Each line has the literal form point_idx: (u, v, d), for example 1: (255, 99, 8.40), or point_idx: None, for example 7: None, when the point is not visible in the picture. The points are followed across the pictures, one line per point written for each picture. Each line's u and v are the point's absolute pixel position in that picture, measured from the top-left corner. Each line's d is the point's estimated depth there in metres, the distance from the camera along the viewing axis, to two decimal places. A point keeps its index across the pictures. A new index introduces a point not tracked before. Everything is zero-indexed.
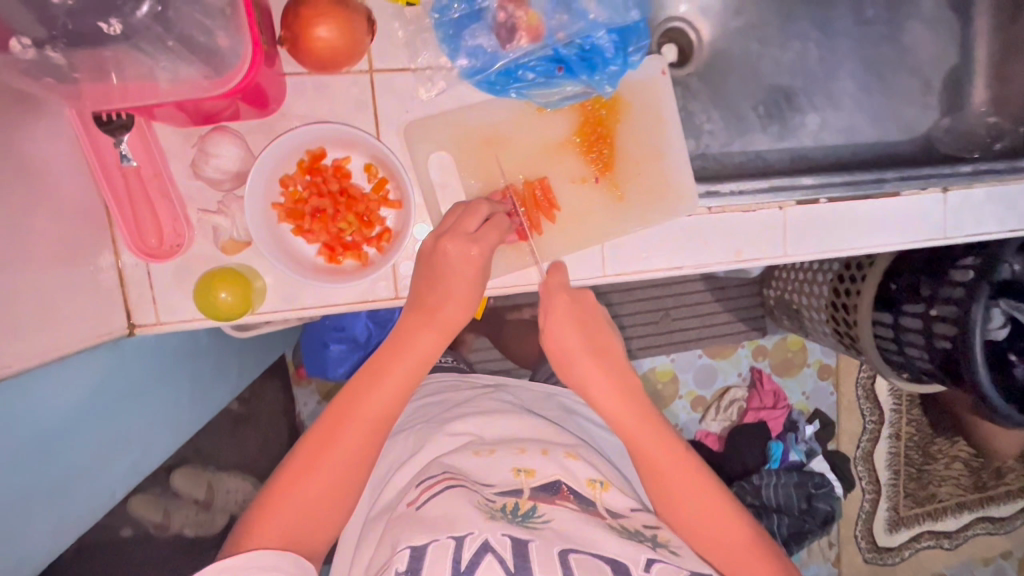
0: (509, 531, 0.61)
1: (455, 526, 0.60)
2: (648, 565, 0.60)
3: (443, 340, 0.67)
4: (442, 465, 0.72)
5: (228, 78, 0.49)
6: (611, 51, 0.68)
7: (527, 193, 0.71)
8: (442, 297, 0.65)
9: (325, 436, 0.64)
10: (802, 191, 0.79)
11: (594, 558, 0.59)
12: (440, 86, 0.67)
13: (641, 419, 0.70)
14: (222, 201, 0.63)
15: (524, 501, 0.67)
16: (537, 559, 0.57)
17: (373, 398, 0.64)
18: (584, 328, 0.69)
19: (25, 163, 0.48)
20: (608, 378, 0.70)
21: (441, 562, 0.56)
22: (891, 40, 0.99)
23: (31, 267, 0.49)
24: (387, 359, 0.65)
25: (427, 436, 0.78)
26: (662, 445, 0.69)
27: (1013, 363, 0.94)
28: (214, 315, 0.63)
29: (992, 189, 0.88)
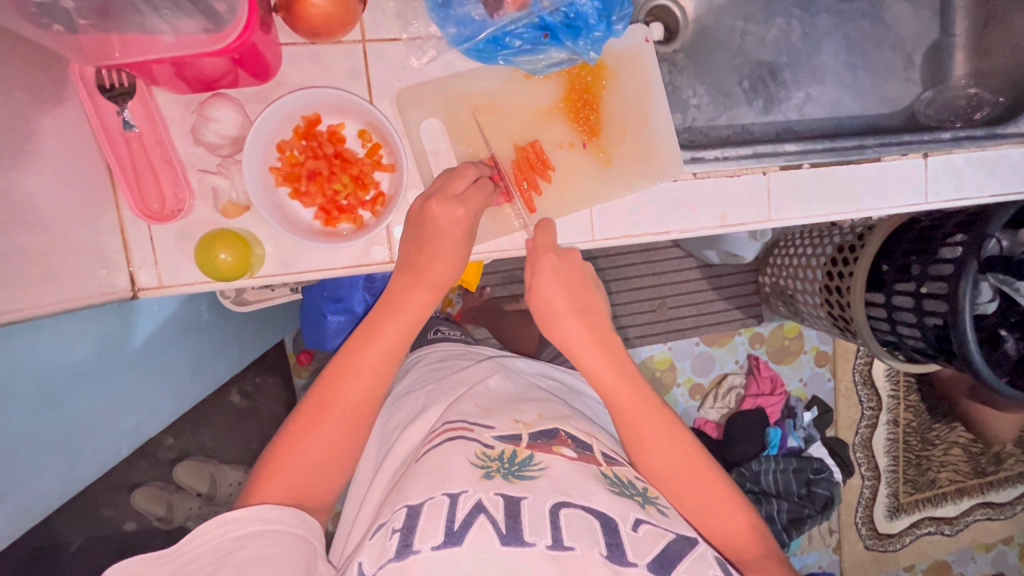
0: (502, 489, 0.62)
1: (448, 483, 0.61)
2: (636, 525, 0.61)
3: (435, 297, 0.69)
4: (448, 417, 0.73)
5: (225, 34, 0.51)
6: (595, 17, 0.70)
7: (521, 157, 0.73)
8: (436, 252, 0.67)
9: (323, 396, 0.66)
10: (785, 157, 0.80)
11: (586, 514, 0.60)
12: (431, 54, 0.69)
13: (625, 385, 0.72)
14: (221, 164, 0.65)
15: (521, 450, 0.67)
16: (528, 520, 0.59)
17: (364, 355, 0.67)
18: (571, 290, 0.72)
19: (34, 117, 0.51)
20: (597, 351, 0.72)
21: (434, 520, 0.57)
22: (873, 16, 1.01)
23: (36, 214, 0.51)
24: (381, 318, 0.68)
25: (434, 396, 0.81)
26: (647, 411, 0.71)
27: (1003, 337, 0.96)
28: (215, 278, 0.66)
29: (972, 155, 0.90)
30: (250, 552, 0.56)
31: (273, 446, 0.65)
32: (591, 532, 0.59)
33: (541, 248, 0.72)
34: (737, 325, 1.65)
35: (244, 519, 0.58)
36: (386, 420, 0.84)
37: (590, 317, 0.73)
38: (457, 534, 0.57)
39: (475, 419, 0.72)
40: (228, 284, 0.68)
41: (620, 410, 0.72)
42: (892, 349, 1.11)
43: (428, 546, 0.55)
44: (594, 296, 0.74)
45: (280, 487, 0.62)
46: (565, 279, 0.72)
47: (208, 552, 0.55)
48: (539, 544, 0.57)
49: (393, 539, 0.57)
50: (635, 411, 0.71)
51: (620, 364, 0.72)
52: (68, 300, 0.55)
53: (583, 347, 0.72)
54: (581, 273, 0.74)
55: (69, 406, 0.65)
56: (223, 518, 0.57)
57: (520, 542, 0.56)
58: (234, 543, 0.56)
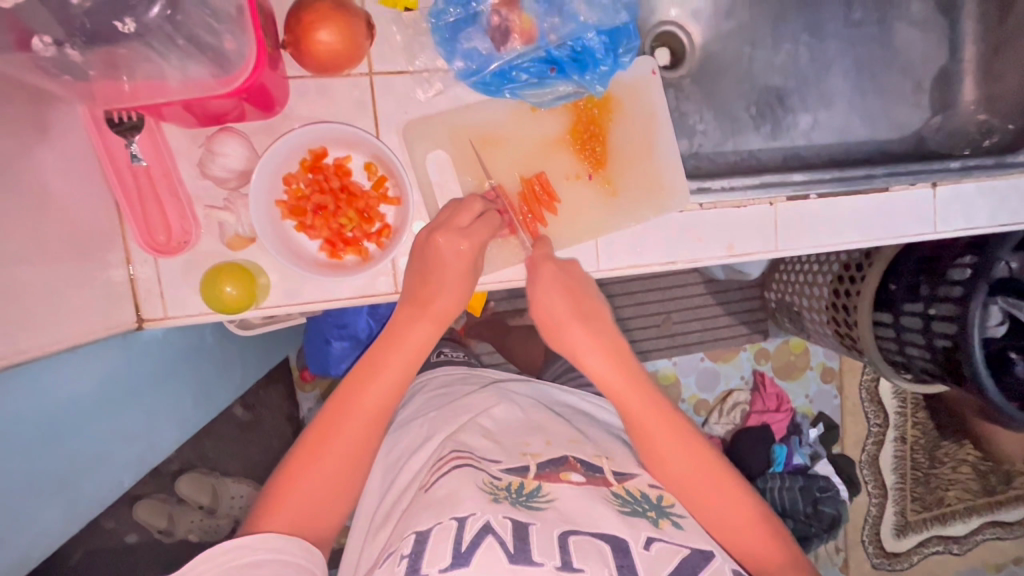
0: (511, 514, 0.61)
1: (457, 507, 0.61)
2: (648, 542, 0.61)
3: (439, 330, 0.70)
4: (453, 446, 0.73)
5: (234, 77, 0.51)
6: (602, 52, 0.70)
7: (527, 189, 0.73)
8: (441, 281, 0.67)
9: (326, 426, 0.66)
10: (793, 187, 0.80)
11: (594, 539, 0.60)
12: (438, 87, 0.69)
13: (636, 394, 0.72)
14: (228, 198, 0.65)
15: (530, 481, 0.67)
16: (537, 542, 0.58)
17: (369, 387, 0.67)
18: (574, 298, 0.72)
19: (44, 158, 0.51)
20: (603, 357, 0.72)
21: (442, 544, 0.57)
22: (881, 41, 1.01)
23: (42, 250, 0.50)
24: (385, 349, 0.68)
25: (439, 421, 0.80)
26: (658, 416, 0.71)
27: (1014, 360, 0.94)
28: (219, 310, 0.66)
29: (981, 184, 0.89)
30: None
31: (275, 476, 0.65)
32: (601, 556, 0.58)
33: (538, 263, 0.72)
34: (743, 341, 1.64)
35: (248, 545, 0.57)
36: (389, 448, 0.84)
37: (595, 324, 0.73)
38: (465, 555, 0.56)
39: (482, 453, 0.72)
40: (235, 316, 0.68)
41: (629, 416, 0.72)
42: (900, 369, 1.10)
43: (434, 570, 0.54)
44: (596, 301, 0.74)
45: (282, 518, 0.62)
46: (566, 287, 0.72)
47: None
48: (549, 564, 0.56)
49: (401, 564, 0.56)
50: (649, 419, 0.71)
51: (629, 371, 0.73)
52: (75, 338, 0.55)
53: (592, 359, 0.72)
54: (584, 285, 0.74)
55: (77, 437, 0.65)
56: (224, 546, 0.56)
57: (529, 562, 0.56)
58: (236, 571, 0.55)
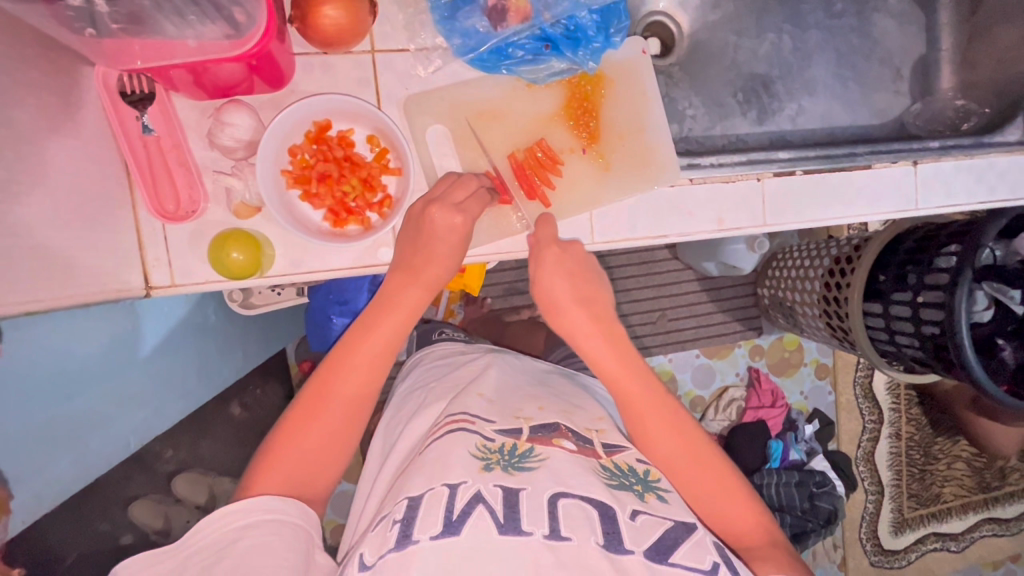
0: (500, 481, 0.62)
1: (448, 474, 0.63)
2: (633, 514, 0.62)
3: (427, 295, 0.71)
4: (451, 409, 0.75)
5: (245, 40, 0.54)
6: (594, 29, 0.73)
7: (529, 156, 0.76)
8: (432, 255, 0.70)
9: (320, 388, 0.67)
10: (779, 163, 0.85)
11: (583, 503, 0.61)
12: (437, 64, 0.72)
13: (630, 375, 0.73)
14: (235, 166, 0.68)
15: (522, 443, 0.69)
16: (525, 510, 0.59)
17: (358, 348, 0.68)
18: (575, 281, 0.75)
19: (58, 117, 0.53)
20: (601, 338, 0.74)
21: (433, 511, 0.58)
22: (862, 31, 1.05)
23: (52, 204, 0.52)
24: (378, 313, 0.69)
25: (439, 394, 0.83)
26: (652, 399, 0.73)
27: (1000, 346, 0.97)
28: (227, 275, 0.68)
29: (959, 162, 0.92)
30: (251, 543, 0.56)
31: (267, 442, 0.66)
32: (587, 521, 0.59)
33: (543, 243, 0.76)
34: (738, 337, 1.66)
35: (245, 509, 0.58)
36: (393, 415, 0.87)
37: (594, 307, 0.75)
38: (456, 523, 0.57)
39: (478, 412, 0.74)
40: (241, 283, 0.70)
41: (621, 396, 0.73)
42: (892, 359, 1.12)
43: (427, 536, 0.56)
44: (596, 285, 0.76)
45: (274, 480, 0.63)
46: (565, 270, 0.75)
47: (210, 542, 0.56)
48: (537, 533, 0.57)
49: (393, 529, 0.58)
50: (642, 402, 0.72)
51: (625, 353, 0.74)
52: (82, 295, 0.56)
53: (588, 337, 0.74)
54: (583, 265, 0.76)
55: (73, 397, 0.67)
56: (224, 509, 0.58)
57: (517, 532, 0.57)
58: (236, 532, 0.57)
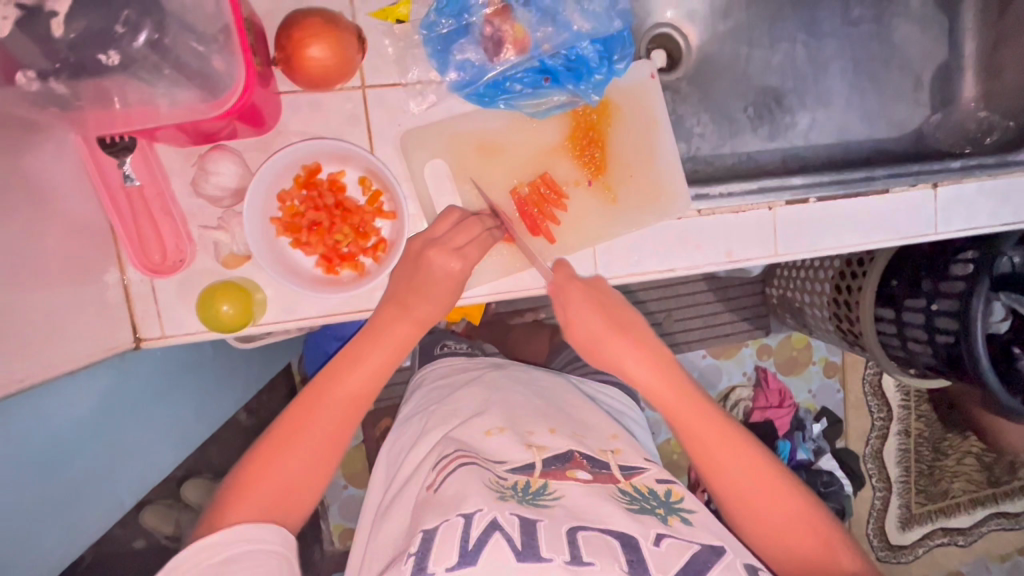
0: (517, 510, 0.61)
1: (464, 503, 0.61)
2: (658, 540, 0.60)
3: (418, 332, 0.68)
4: (453, 445, 0.74)
5: (222, 101, 0.51)
6: (596, 60, 0.69)
7: (533, 192, 0.73)
8: (424, 292, 0.67)
9: (300, 419, 0.64)
10: (793, 191, 0.80)
11: (603, 534, 0.60)
12: (431, 99, 0.69)
13: (684, 402, 0.68)
14: (222, 217, 0.65)
15: (536, 479, 0.67)
16: (544, 538, 0.57)
17: (345, 379, 0.66)
18: (605, 312, 0.70)
19: (36, 185, 0.50)
20: (648, 364, 0.69)
21: (448, 542, 0.57)
22: (880, 38, 1.00)
23: (34, 275, 0.50)
24: (364, 345, 0.67)
25: (441, 417, 0.82)
26: (711, 425, 0.68)
27: (1017, 356, 0.92)
28: (216, 328, 0.66)
29: (982, 184, 0.88)
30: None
31: (247, 459, 0.63)
32: (610, 551, 0.58)
33: (562, 284, 0.71)
34: (745, 337, 1.63)
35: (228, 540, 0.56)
36: (396, 439, 0.86)
37: (634, 335, 0.71)
38: (472, 553, 0.55)
39: (484, 452, 0.72)
40: (231, 334, 0.67)
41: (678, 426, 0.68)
42: (904, 365, 1.08)
43: (442, 568, 0.54)
44: (627, 313, 0.72)
45: (256, 500, 0.60)
46: (596, 303, 0.70)
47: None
48: (557, 559, 0.55)
49: (408, 564, 0.56)
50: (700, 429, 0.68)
51: (674, 381, 0.69)
52: (73, 360, 0.55)
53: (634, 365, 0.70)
54: (609, 297, 0.72)
55: (74, 461, 0.63)
56: (205, 542, 0.55)
57: (537, 558, 0.55)
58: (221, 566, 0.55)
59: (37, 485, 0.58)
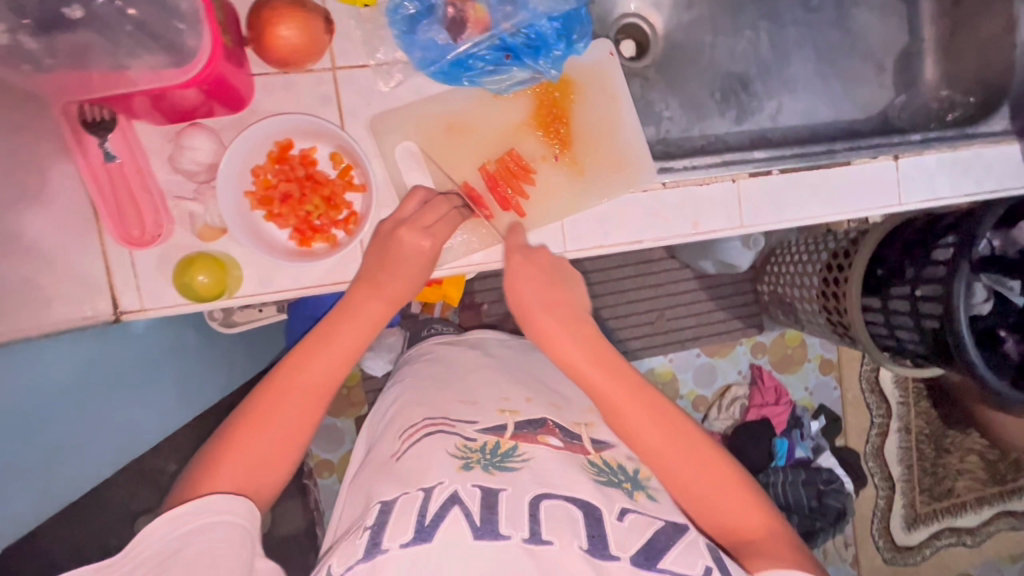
0: (481, 481, 0.60)
1: (425, 478, 0.61)
2: (621, 514, 0.60)
3: (393, 308, 0.69)
4: (430, 414, 0.73)
5: (190, 67, 0.54)
6: (554, 37, 0.73)
7: (499, 166, 0.76)
8: (394, 273, 0.68)
9: (274, 395, 0.63)
10: (754, 164, 0.83)
11: (567, 504, 0.59)
12: (398, 78, 0.72)
13: (620, 386, 0.65)
14: (197, 190, 0.68)
15: (505, 441, 0.67)
16: (504, 512, 0.57)
17: (320, 355, 0.65)
18: (544, 290, 0.69)
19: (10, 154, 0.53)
20: (582, 349, 0.66)
21: (405, 517, 0.56)
22: (841, 25, 1.03)
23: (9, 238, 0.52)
24: (338, 320, 0.67)
25: (416, 390, 0.81)
26: (649, 411, 0.65)
27: (1002, 338, 0.93)
28: (194, 299, 0.69)
29: (944, 156, 0.90)
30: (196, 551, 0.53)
31: (220, 436, 0.62)
32: (571, 525, 0.57)
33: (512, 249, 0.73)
34: (738, 336, 1.64)
35: (193, 513, 0.55)
36: (376, 414, 0.86)
37: (568, 316, 0.68)
38: (428, 529, 0.55)
39: (461, 415, 0.72)
40: (207, 305, 0.70)
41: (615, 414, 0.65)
42: (896, 355, 1.09)
43: (397, 544, 0.53)
44: (562, 287, 0.70)
45: (231, 476, 0.59)
46: (536, 280, 0.70)
47: (149, 556, 0.52)
48: (516, 536, 0.55)
49: (362, 538, 0.56)
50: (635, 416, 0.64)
51: (609, 362, 0.66)
52: (45, 324, 0.56)
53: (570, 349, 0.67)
54: (554, 271, 0.72)
55: (51, 426, 0.65)
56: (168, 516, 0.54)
57: (494, 536, 0.54)
58: (180, 540, 0.53)
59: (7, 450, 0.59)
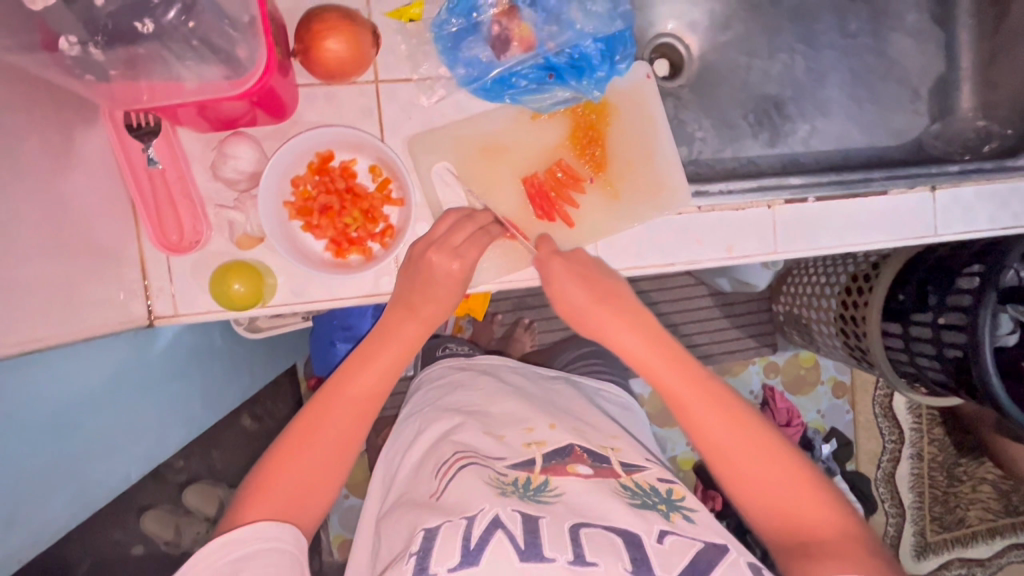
0: (520, 507, 0.60)
1: (466, 507, 0.60)
2: (660, 536, 0.58)
3: (427, 331, 0.71)
4: (456, 446, 0.72)
5: (244, 79, 0.54)
6: (598, 58, 0.72)
7: (539, 182, 0.75)
8: (429, 295, 0.69)
9: (309, 424, 0.65)
10: (791, 190, 0.81)
11: (608, 532, 0.58)
12: (440, 94, 0.72)
13: (662, 360, 0.70)
14: (238, 199, 0.68)
15: (536, 476, 0.66)
16: (547, 535, 0.56)
17: (359, 380, 0.67)
18: (588, 280, 0.72)
19: (60, 159, 0.53)
20: (627, 325, 0.71)
21: (450, 542, 0.56)
22: (877, 51, 1.03)
23: (55, 242, 0.52)
24: (377, 345, 0.69)
25: (438, 419, 0.79)
26: (691, 384, 0.69)
27: None
28: (227, 306, 0.68)
29: (980, 188, 0.89)
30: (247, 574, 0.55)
31: (263, 461, 0.64)
32: (614, 549, 0.56)
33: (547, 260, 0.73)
34: (752, 354, 1.62)
35: (249, 538, 0.57)
36: (393, 443, 0.85)
37: (616, 298, 0.72)
38: (474, 553, 0.55)
39: (488, 451, 0.71)
40: (240, 313, 0.70)
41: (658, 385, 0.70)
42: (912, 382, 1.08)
43: (444, 568, 0.54)
44: (609, 275, 0.74)
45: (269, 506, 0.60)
46: (578, 273, 0.72)
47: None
48: (560, 559, 0.54)
49: (409, 563, 0.56)
50: (677, 386, 0.69)
51: (653, 338, 0.71)
52: (86, 330, 0.56)
53: (615, 328, 0.71)
54: (590, 263, 0.73)
55: (81, 430, 0.65)
56: (221, 542, 0.56)
57: (540, 558, 0.54)
58: (230, 565, 0.55)
59: (39, 447, 0.59)
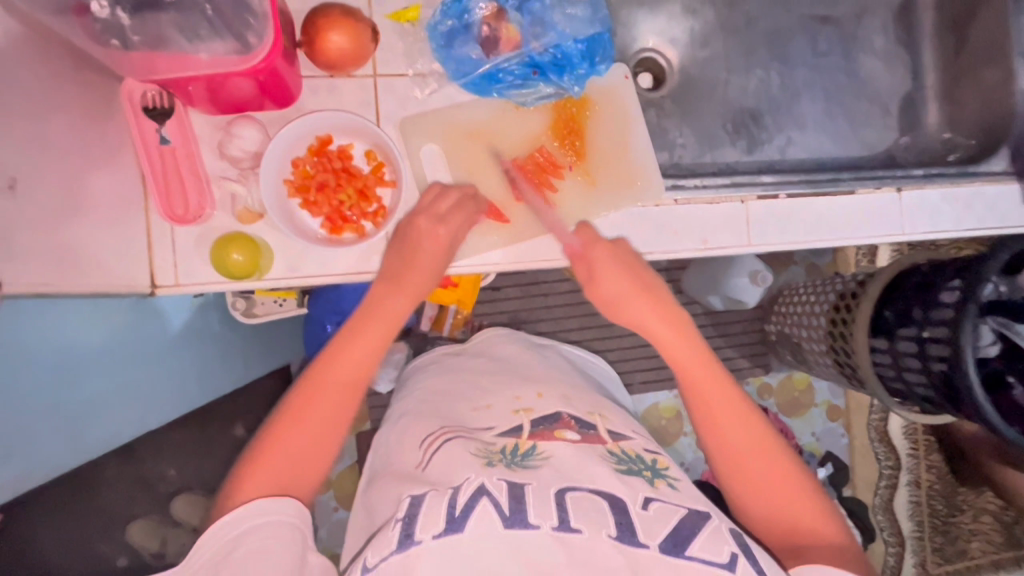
0: (505, 476, 0.60)
1: (453, 478, 0.61)
2: (646, 504, 0.59)
3: (413, 303, 0.73)
4: (445, 424, 0.74)
5: (251, 57, 0.61)
6: (579, 57, 0.78)
7: (523, 169, 0.80)
8: (416, 259, 0.73)
9: (299, 404, 0.66)
10: (762, 187, 0.87)
11: (593, 496, 0.58)
12: (432, 87, 0.78)
13: (696, 358, 0.70)
14: (241, 174, 0.73)
15: (524, 442, 0.67)
16: (532, 501, 0.57)
17: (347, 350, 0.69)
18: (629, 271, 0.73)
19: (79, 119, 0.57)
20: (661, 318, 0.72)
21: (436, 509, 0.56)
22: (847, 70, 1.10)
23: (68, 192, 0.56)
24: (363, 320, 0.71)
25: (426, 403, 0.81)
26: (718, 386, 0.69)
27: (1012, 384, 0.83)
28: (229, 276, 0.73)
29: (945, 191, 0.94)
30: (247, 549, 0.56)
31: (263, 435, 0.66)
32: (598, 513, 0.57)
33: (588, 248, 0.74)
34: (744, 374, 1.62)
35: (248, 512, 0.58)
36: (383, 424, 0.86)
37: (654, 293, 0.73)
38: (458, 520, 0.54)
39: (475, 424, 0.73)
40: (241, 284, 0.74)
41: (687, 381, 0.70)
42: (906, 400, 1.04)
43: (428, 536, 0.53)
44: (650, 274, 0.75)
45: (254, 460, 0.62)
46: (617, 264, 0.74)
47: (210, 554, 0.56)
48: (545, 525, 0.54)
49: (395, 530, 0.55)
50: (708, 385, 0.69)
51: (687, 335, 0.71)
52: (94, 283, 0.60)
53: (650, 320, 0.72)
54: (632, 257, 0.75)
55: None
56: (223, 520, 0.58)
57: (524, 525, 0.54)
58: (233, 541, 0.57)
59: None
